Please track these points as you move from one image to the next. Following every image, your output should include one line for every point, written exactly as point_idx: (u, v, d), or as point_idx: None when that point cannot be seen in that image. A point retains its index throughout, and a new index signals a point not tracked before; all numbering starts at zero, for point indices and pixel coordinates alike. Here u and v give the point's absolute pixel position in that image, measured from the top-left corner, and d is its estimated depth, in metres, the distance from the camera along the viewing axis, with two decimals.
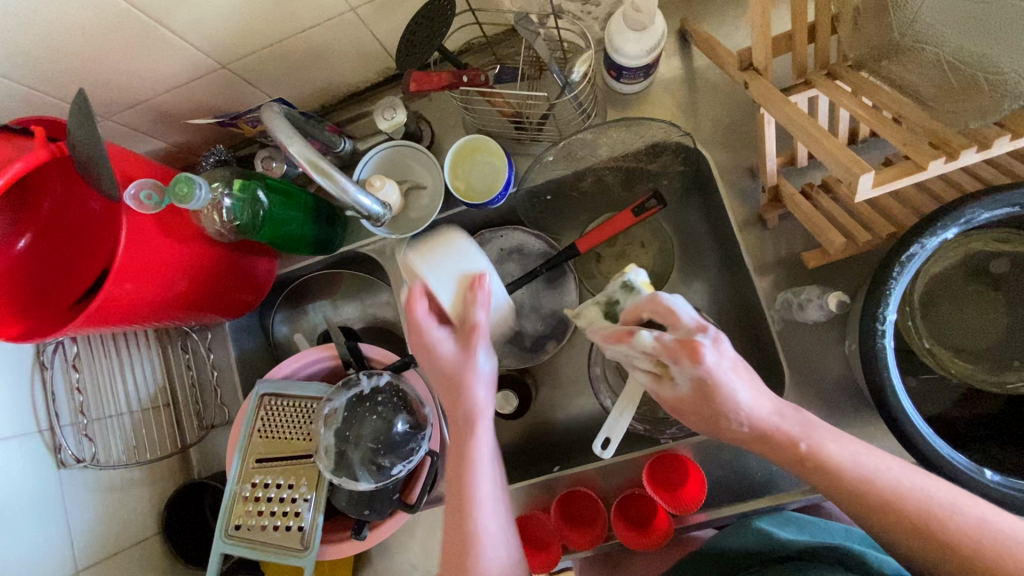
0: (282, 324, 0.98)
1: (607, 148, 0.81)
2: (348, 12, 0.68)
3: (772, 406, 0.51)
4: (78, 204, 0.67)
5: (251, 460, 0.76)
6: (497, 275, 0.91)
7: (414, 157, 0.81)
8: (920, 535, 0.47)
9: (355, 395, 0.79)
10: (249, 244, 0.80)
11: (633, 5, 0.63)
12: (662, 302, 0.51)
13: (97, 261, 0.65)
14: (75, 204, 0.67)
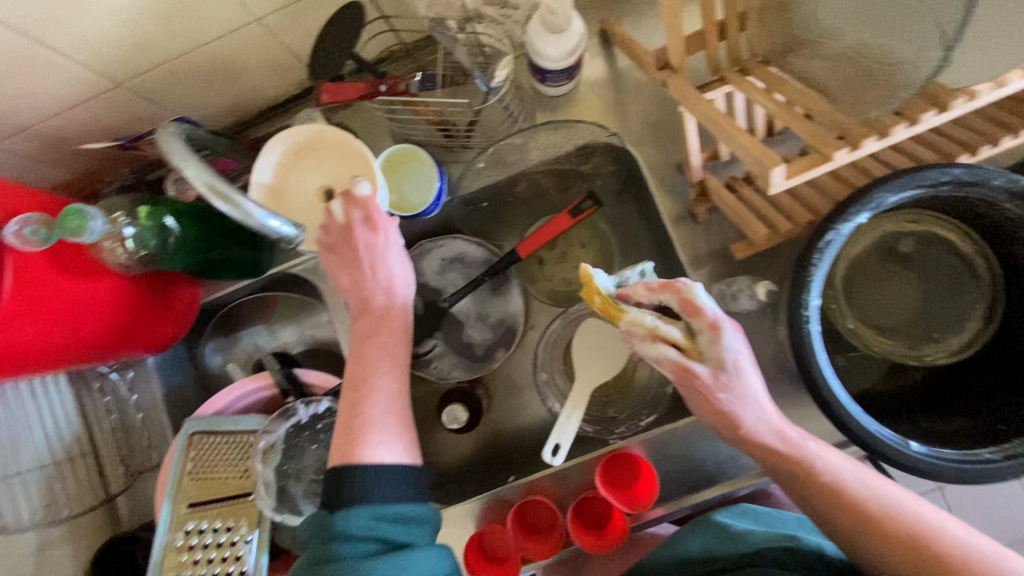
0: (215, 354, 0.93)
1: (538, 151, 0.80)
2: (253, 23, 0.64)
3: (791, 431, 0.52)
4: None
5: (182, 506, 0.69)
6: (441, 285, 0.89)
7: None
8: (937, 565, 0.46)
9: (294, 425, 0.75)
10: (165, 273, 0.74)
11: (548, 8, 0.63)
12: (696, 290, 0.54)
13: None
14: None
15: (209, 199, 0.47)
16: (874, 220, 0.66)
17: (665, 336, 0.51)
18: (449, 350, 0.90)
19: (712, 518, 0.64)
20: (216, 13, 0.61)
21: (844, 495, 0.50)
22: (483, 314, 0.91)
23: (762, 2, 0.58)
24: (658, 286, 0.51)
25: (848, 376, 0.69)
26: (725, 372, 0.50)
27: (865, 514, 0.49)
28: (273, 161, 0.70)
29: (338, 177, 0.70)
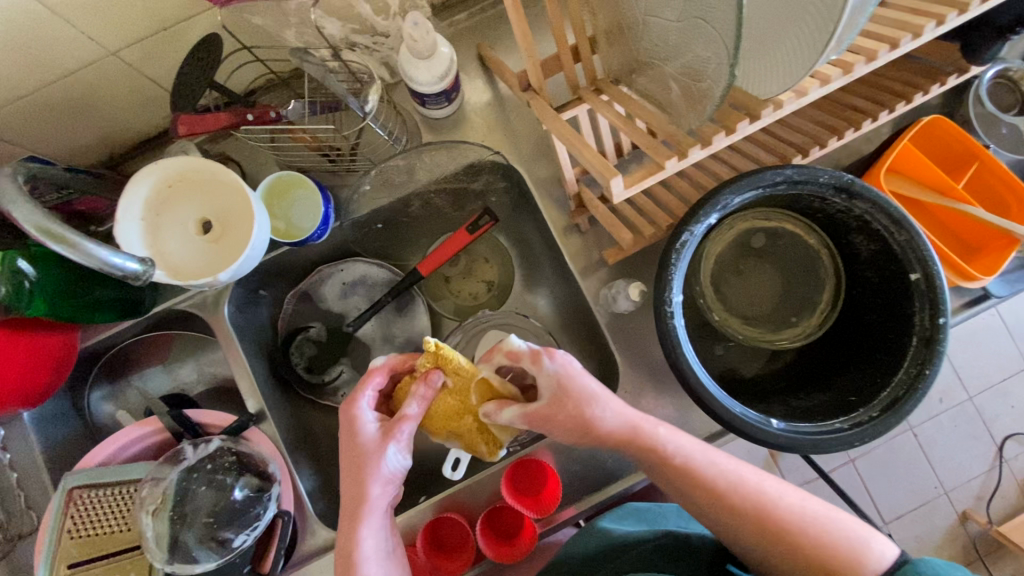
0: (104, 403, 0.90)
1: (426, 173, 0.81)
2: (110, 57, 0.63)
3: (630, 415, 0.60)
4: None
5: (61, 569, 0.65)
6: (344, 309, 0.92)
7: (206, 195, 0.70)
8: (789, 538, 0.55)
9: (184, 468, 0.72)
10: (31, 322, 0.72)
11: (409, 36, 0.65)
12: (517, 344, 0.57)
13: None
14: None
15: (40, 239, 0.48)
16: (732, 219, 0.72)
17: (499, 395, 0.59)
18: (356, 374, 0.91)
19: (597, 526, 0.71)
20: (63, 48, 0.59)
21: (704, 477, 0.59)
22: (389, 335, 0.92)
23: (606, 27, 0.63)
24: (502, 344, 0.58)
25: (728, 365, 0.74)
26: (559, 389, 0.57)
27: (719, 491, 0.58)
28: (140, 195, 0.67)
29: (216, 208, 0.69)
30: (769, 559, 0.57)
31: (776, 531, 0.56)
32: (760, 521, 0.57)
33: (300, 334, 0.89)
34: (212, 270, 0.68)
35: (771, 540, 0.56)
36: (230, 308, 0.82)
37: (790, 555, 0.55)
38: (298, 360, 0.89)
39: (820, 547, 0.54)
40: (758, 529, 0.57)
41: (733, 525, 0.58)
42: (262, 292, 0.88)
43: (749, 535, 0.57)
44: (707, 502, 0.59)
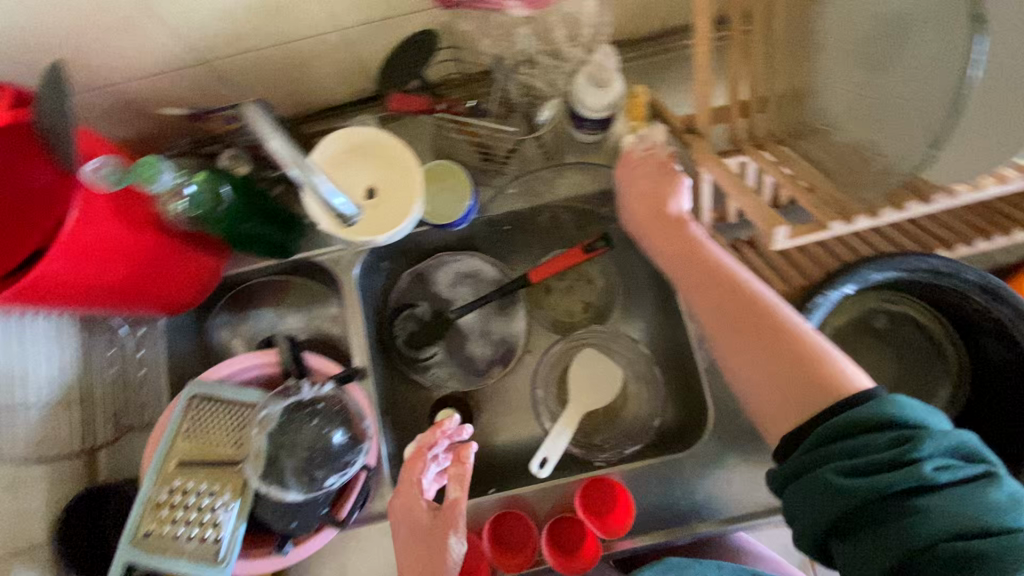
0: (224, 328, 0.95)
1: (565, 188, 0.86)
2: (334, 32, 0.72)
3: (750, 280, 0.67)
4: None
5: (172, 463, 0.71)
6: (450, 298, 0.97)
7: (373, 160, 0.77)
8: (794, 340, 0.60)
9: (294, 402, 0.77)
10: (200, 239, 0.77)
11: (596, 66, 0.71)
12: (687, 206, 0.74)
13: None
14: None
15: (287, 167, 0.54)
16: (859, 295, 0.73)
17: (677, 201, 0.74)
18: (449, 360, 0.95)
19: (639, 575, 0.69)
20: (304, 18, 0.68)
21: (718, 275, 0.68)
22: (486, 331, 0.96)
23: (781, 91, 0.67)
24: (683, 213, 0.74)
25: None
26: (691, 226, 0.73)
27: (746, 292, 0.66)
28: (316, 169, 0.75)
29: (379, 177, 0.76)
30: (752, 380, 0.63)
31: (772, 325, 0.62)
32: (754, 307, 0.64)
33: (406, 310, 0.95)
34: (386, 226, 0.74)
35: (773, 328, 0.62)
36: (358, 270, 0.90)
37: (797, 377, 0.59)
38: (400, 333, 0.94)
39: (824, 380, 0.57)
40: (761, 320, 0.63)
41: (724, 315, 0.66)
42: (383, 264, 0.95)
43: (749, 369, 0.63)
44: (715, 291, 0.67)
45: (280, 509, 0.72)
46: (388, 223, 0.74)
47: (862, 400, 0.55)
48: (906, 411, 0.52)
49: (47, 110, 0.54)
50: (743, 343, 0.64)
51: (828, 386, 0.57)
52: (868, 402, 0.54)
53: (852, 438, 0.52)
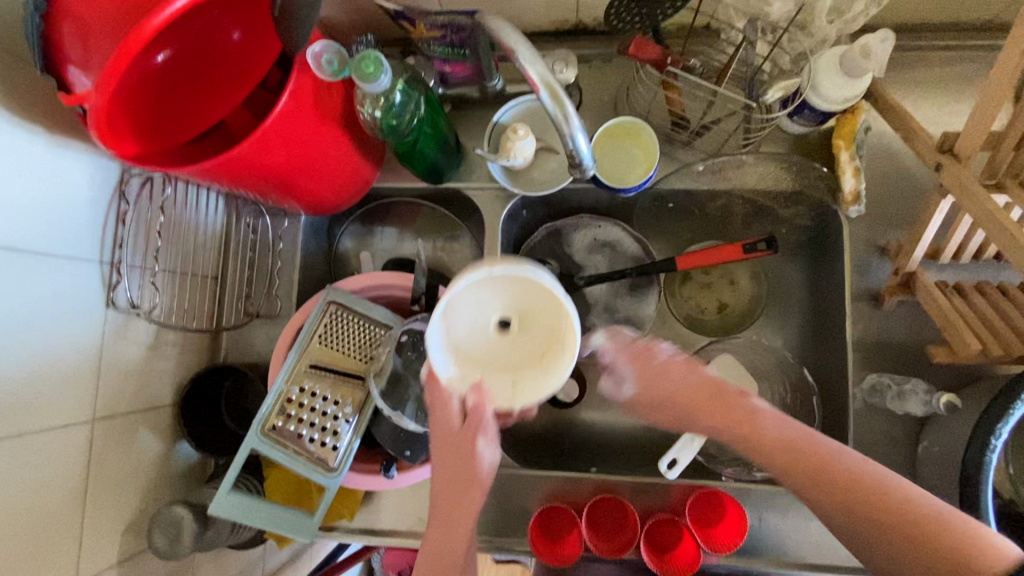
0: (348, 238, 0.94)
1: (753, 178, 0.78)
2: None
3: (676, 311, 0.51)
4: (216, 30, 0.60)
5: (304, 364, 0.71)
6: (583, 263, 0.90)
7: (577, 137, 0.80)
8: (885, 487, 0.47)
9: (429, 333, 0.74)
10: (369, 147, 0.74)
11: (864, 49, 0.61)
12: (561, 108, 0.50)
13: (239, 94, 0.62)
14: (212, 30, 0.59)
15: (540, 90, 0.48)
16: None
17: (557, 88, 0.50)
18: (567, 326, 0.88)
19: None
20: None
21: (772, 445, 0.52)
22: (612, 307, 0.89)
23: None
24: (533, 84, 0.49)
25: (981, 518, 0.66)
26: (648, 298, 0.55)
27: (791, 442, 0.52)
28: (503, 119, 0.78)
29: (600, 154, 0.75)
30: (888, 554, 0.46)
31: (880, 491, 0.47)
32: (825, 463, 0.50)
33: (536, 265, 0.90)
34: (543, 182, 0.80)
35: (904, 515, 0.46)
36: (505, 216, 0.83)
37: (859, 517, 0.47)
38: None
39: (951, 544, 0.44)
40: (835, 482, 0.48)
41: (808, 484, 0.50)
42: (524, 212, 0.89)
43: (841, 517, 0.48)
44: (765, 447, 0.53)
45: (398, 435, 0.73)
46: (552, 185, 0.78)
47: (1019, 566, 0.41)
48: None
49: None
50: (776, 459, 0.52)
51: (968, 546, 0.43)
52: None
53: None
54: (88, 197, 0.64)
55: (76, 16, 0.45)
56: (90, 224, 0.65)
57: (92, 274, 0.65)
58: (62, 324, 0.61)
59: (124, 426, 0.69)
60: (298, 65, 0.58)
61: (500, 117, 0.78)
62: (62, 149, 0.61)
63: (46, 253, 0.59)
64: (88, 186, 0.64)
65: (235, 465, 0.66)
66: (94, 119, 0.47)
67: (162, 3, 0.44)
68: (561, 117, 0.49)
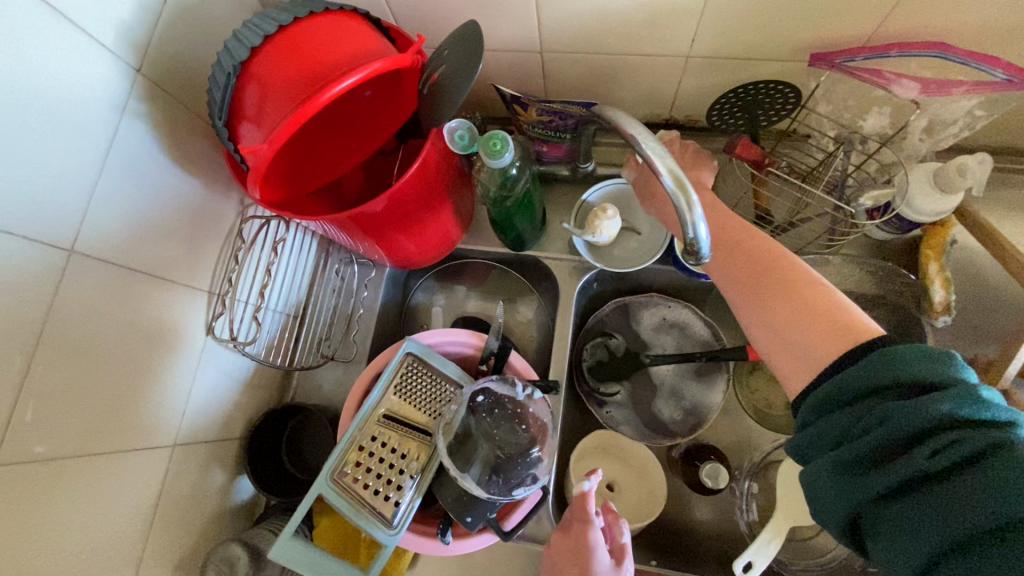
0: (421, 292, 0.96)
1: (836, 277, 0.77)
2: (681, 57, 0.68)
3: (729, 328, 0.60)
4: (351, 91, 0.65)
5: (377, 413, 0.72)
6: (650, 342, 0.90)
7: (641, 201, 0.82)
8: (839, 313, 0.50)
9: (500, 395, 0.74)
10: (462, 209, 0.78)
11: (962, 168, 0.63)
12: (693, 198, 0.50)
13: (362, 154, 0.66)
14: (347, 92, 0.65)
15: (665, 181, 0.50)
16: None
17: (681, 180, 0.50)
18: (629, 404, 0.88)
19: None
20: (662, 38, 0.65)
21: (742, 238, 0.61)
22: (678, 392, 0.87)
23: None
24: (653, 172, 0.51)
25: None
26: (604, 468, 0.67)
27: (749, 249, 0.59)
28: (585, 198, 0.82)
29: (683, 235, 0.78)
30: (785, 324, 0.52)
31: (827, 308, 0.51)
32: (811, 296, 0.52)
33: (602, 338, 0.90)
34: (624, 258, 0.81)
35: (802, 286, 0.53)
36: (579, 287, 0.85)
37: (808, 320, 0.51)
38: (588, 358, 0.90)
39: (832, 318, 0.50)
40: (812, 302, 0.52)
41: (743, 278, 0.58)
42: (597, 285, 0.91)
43: (758, 304, 0.56)
44: (744, 257, 0.59)
45: (461, 497, 0.69)
46: (636, 263, 0.79)
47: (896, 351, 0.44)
48: (955, 371, 0.41)
49: (449, 73, 0.57)
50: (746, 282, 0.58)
51: (844, 327, 0.49)
52: (886, 356, 0.44)
53: (862, 372, 0.44)
54: (213, 234, 0.71)
55: (260, 80, 0.51)
56: (209, 255, 0.70)
57: (198, 302, 0.69)
58: (165, 350, 0.64)
59: (195, 457, 0.70)
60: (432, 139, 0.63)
61: (588, 196, 0.82)
62: (200, 189, 0.67)
63: (167, 279, 0.64)
64: (212, 221, 0.70)
65: (301, 509, 0.66)
66: (254, 169, 0.52)
67: (334, 77, 0.50)
68: (684, 205, 0.50)
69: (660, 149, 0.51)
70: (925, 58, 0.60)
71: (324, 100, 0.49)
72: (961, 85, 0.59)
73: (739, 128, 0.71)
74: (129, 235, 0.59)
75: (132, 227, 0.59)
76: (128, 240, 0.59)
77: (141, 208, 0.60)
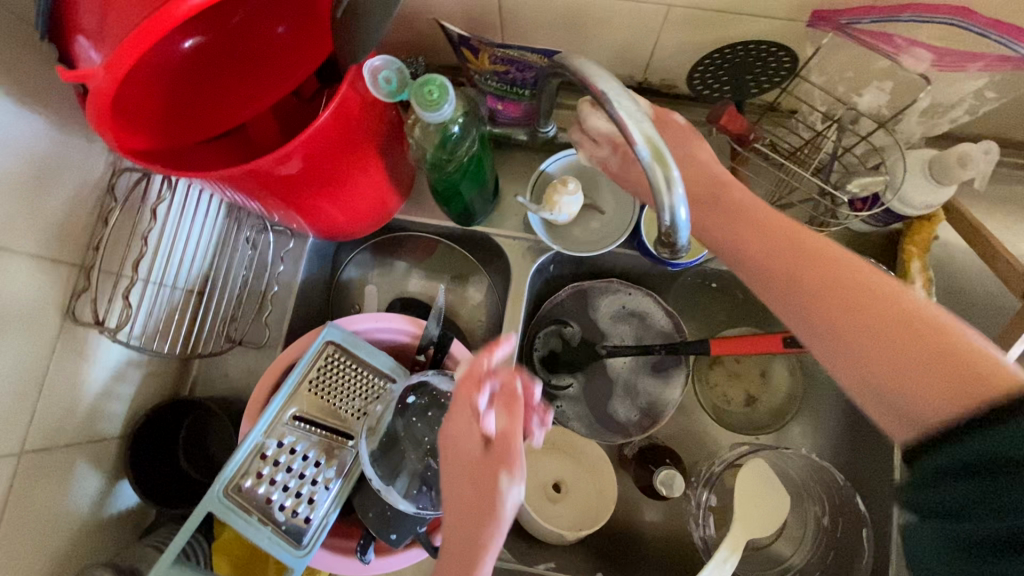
0: (353, 267, 0.84)
1: None
2: (661, 5, 0.57)
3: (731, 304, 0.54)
4: (256, 22, 0.52)
5: (286, 414, 0.61)
6: (607, 332, 0.81)
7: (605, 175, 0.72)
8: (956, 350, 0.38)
9: (435, 394, 0.64)
10: (397, 174, 0.66)
11: (961, 157, 0.57)
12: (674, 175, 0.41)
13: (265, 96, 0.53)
14: (251, 23, 0.52)
15: (640, 150, 0.41)
16: None
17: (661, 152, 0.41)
18: (582, 399, 0.80)
19: None
20: None
21: (776, 233, 0.48)
22: (633, 389, 0.80)
23: None
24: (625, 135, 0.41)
25: None
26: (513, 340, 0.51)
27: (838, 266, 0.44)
28: (543, 168, 0.72)
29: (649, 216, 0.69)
30: (915, 384, 0.38)
31: (946, 343, 0.38)
32: (916, 319, 0.40)
33: (554, 327, 0.81)
34: (584, 239, 0.71)
35: (899, 304, 0.41)
36: (532, 270, 0.75)
37: (917, 354, 0.39)
38: (539, 351, 0.80)
39: (949, 355, 0.38)
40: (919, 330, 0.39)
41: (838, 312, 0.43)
42: (552, 267, 0.81)
43: (867, 351, 0.41)
44: (829, 279, 0.44)
45: (384, 513, 0.60)
46: (598, 247, 0.70)
47: None
48: None
49: None
50: (815, 295, 0.44)
51: (976, 371, 0.36)
52: None
53: (977, 444, 0.34)
54: (73, 190, 0.56)
55: None
56: (67, 215, 0.55)
57: (53, 276, 0.55)
58: (3, 335, 0.50)
59: (54, 464, 0.57)
60: (351, 80, 0.50)
61: (546, 166, 0.71)
62: (46, 128, 0.53)
63: (1, 245, 0.50)
64: (67, 174, 0.55)
65: (186, 530, 0.55)
66: (95, 102, 0.38)
67: None
68: (663, 182, 0.41)
69: (637, 111, 0.42)
70: (942, 26, 0.51)
71: (187, 10, 0.35)
72: (980, 59, 0.52)
73: (724, 98, 0.63)
74: None
75: None
76: None
77: None
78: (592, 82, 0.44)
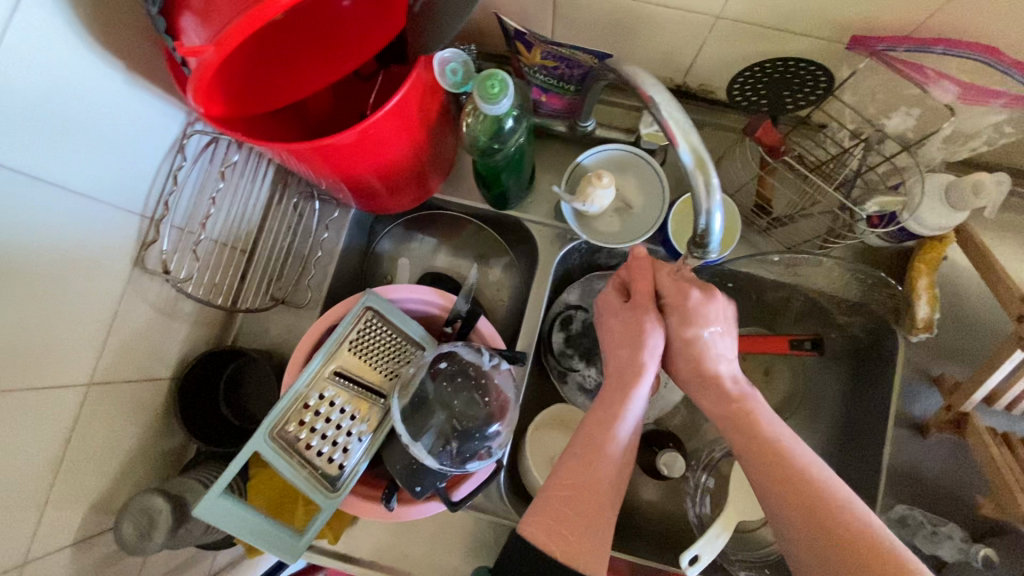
0: (388, 240, 0.88)
1: (823, 280, 0.74)
2: (708, 16, 0.60)
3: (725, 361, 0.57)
4: None
5: (328, 369, 0.65)
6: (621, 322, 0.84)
7: (637, 172, 0.75)
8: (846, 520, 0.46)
9: (461, 364, 0.68)
10: (441, 155, 0.70)
11: (976, 186, 0.61)
12: (712, 186, 0.46)
13: (331, 73, 0.56)
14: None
15: (683, 156, 0.45)
16: None
17: (702, 160, 0.46)
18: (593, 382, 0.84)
19: None
20: None
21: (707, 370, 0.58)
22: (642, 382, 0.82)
23: None
24: (669, 138, 0.46)
25: None
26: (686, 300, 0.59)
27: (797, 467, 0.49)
28: (578, 161, 0.75)
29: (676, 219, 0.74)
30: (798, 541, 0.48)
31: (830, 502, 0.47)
32: (800, 476, 0.49)
33: (571, 313, 0.84)
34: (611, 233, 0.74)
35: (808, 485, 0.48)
36: (560, 256, 0.79)
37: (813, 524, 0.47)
38: (556, 337, 0.84)
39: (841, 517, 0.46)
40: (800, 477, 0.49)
41: (794, 524, 0.48)
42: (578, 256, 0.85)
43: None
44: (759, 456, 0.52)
45: (410, 466, 0.65)
46: (623, 241, 0.73)
47: None
48: None
49: None
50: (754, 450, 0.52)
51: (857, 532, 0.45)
52: None
53: None
54: (147, 148, 0.61)
55: None
56: (141, 171, 0.60)
57: (126, 225, 0.60)
58: (84, 275, 0.55)
59: (115, 396, 0.63)
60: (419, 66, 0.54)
61: (583, 159, 0.75)
62: (130, 87, 0.57)
63: (84, 194, 0.54)
64: (142, 131, 0.60)
65: (233, 466, 0.60)
66: (198, 74, 0.43)
67: None
68: (701, 188, 0.46)
69: (685, 121, 0.46)
70: (972, 59, 0.54)
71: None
72: (1002, 96, 0.57)
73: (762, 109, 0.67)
74: (31, 138, 0.48)
75: (40, 126, 0.49)
76: (30, 143, 0.48)
77: (49, 105, 0.49)
78: (642, 89, 0.48)
